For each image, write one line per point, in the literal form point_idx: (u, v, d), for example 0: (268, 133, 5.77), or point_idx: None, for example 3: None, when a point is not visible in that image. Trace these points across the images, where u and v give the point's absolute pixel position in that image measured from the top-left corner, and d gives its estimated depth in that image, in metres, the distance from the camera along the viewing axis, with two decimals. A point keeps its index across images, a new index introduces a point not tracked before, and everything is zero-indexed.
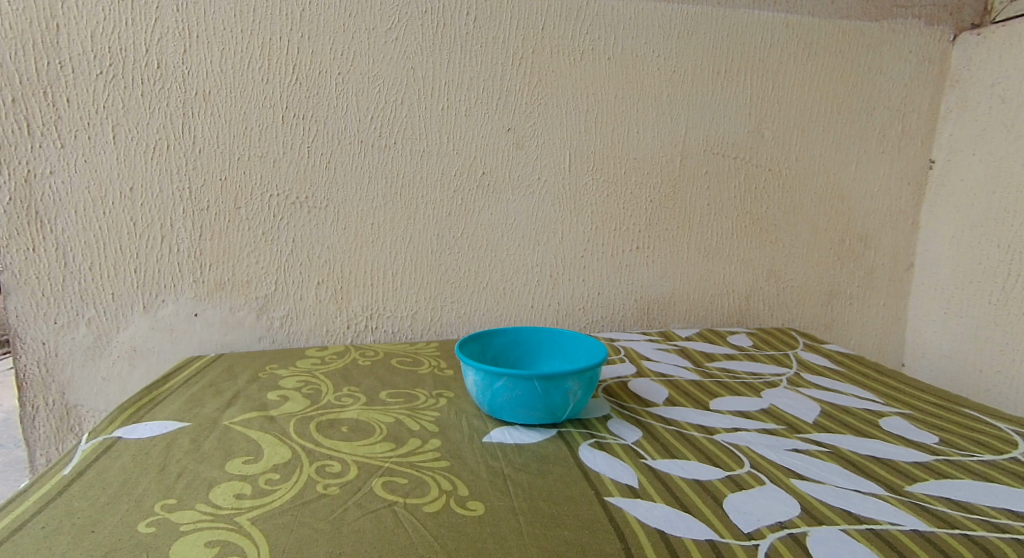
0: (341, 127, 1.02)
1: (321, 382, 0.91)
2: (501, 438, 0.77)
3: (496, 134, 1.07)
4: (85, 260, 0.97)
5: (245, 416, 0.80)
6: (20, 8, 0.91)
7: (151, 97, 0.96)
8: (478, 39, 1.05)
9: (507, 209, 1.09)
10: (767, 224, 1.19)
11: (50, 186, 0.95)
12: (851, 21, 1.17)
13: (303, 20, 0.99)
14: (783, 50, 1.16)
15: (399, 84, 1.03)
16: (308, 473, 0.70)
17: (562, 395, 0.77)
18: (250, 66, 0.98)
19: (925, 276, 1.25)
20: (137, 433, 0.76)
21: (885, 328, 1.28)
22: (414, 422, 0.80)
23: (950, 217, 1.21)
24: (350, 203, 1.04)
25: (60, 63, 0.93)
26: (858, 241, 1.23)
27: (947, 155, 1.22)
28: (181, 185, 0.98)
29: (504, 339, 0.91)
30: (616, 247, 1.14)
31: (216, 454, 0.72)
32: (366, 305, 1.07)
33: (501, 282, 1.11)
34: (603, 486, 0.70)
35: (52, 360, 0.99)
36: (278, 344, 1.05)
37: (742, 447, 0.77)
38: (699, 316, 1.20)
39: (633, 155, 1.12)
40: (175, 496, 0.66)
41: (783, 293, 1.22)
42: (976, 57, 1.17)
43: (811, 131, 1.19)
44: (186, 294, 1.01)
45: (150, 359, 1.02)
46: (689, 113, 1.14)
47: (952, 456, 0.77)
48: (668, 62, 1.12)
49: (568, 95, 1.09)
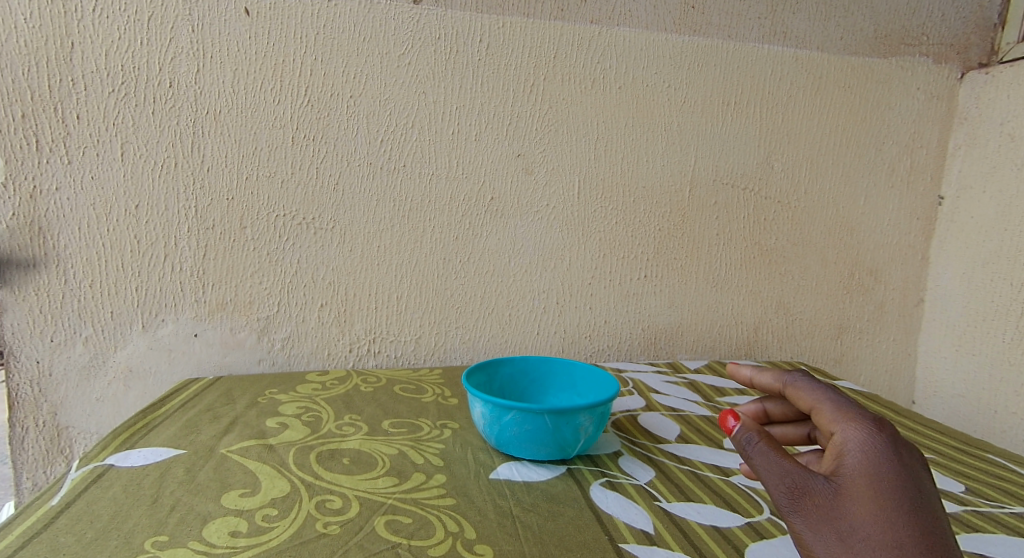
0: (350, 149, 1.00)
1: (322, 408, 0.88)
2: (508, 475, 0.74)
3: (505, 160, 1.05)
4: (86, 277, 0.95)
5: (243, 444, 0.77)
6: (36, 25, 0.90)
7: (162, 116, 0.94)
8: (489, 65, 1.03)
9: (515, 234, 1.07)
10: (776, 255, 1.17)
11: (56, 202, 0.93)
12: (860, 56, 1.16)
13: (317, 42, 0.97)
14: (794, 83, 1.14)
15: (411, 108, 1.01)
16: (308, 509, 0.67)
17: (573, 431, 0.74)
18: (263, 87, 0.97)
19: (936, 312, 1.23)
20: (130, 461, 0.73)
21: (896, 364, 1.25)
22: (418, 455, 0.77)
23: (961, 253, 1.18)
24: (357, 224, 1.01)
25: (73, 79, 0.91)
26: (869, 274, 1.21)
27: (956, 191, 1.20)
28: (188, 204, 0.96)
29: (511, 369, 0.88)
30: (624, 275, 1.12)
31: (212, 486, 0.69)
32: (369, 328, 1.04)
33: (507, 308, 1.08)
34: (618, 531, 0.66)
35: (45, 379, 0.96)
36: (278, 367, 1.02)
37: (760, 491, 0.74)
38: (707, 347, 1.17)
39: (643, 184, 1.10)
40: (167, 532, 0.63)
41: (793, 326, 1.20)
42: (984, 95, 1.16)
43: (822, 164, 1.17)
44: (187, 314, 0.99)
45: (146, 380, 0.99)
46: (699, 143, 1.12)
47: (981, 507, 0.74)
48: (679, 92, 1.10)
49: (579, 122, 1.07)
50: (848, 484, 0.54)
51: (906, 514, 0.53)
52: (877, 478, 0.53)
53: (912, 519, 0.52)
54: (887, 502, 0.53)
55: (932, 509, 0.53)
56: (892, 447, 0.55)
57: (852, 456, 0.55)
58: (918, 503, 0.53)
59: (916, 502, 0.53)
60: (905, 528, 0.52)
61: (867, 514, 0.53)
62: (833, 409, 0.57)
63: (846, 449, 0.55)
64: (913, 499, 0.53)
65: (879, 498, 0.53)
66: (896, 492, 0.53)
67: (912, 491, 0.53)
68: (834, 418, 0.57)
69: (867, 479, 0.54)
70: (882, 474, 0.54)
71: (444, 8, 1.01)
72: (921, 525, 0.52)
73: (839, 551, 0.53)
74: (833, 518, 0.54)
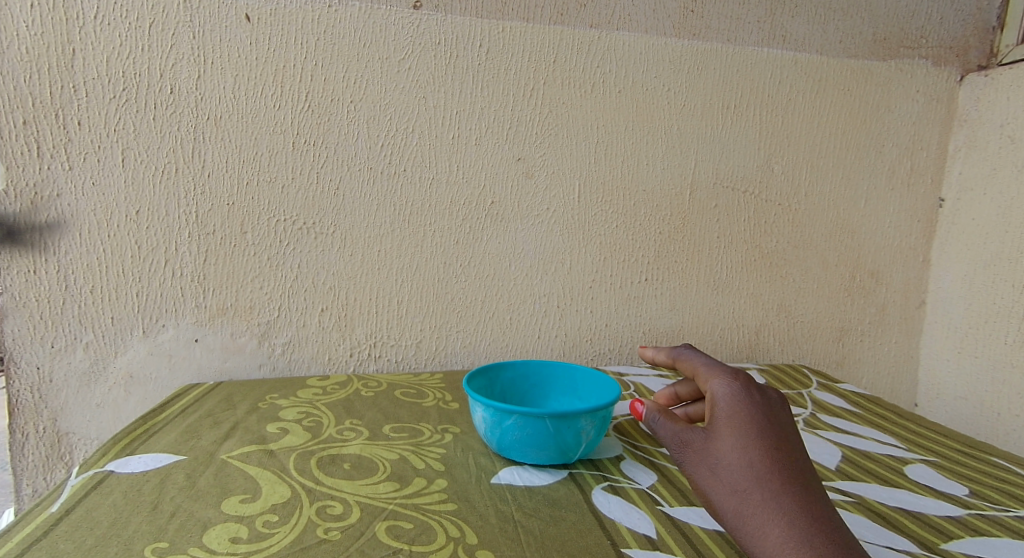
0: (351, 154, 1.00)
1: (323, 413, 0.88)
2: (510, 479, 0.74)
3: (505, 164, 1.05)
4: (87, 282, 0.95)
5: (243, 449, 0.77)
6: (38, 33, 0.90)
7: (163, 122, 0.94)
8: (489, 70, 1.03)
9: (515, 238, 1.07)
10: (776, 258, 1.17)
11: (57, 209, 0.93)
12: (859, 59, 1.16)
13: (317, 48, 0.97)
14: (793, 86, 1.14)
15: (411, 112, 1.01)
16: (308, 515, 0.67)
17: (574, 435, 0.74)
18: (263, 93, 0.97)
19: (938, 315, 1.22)
20: (131, 466, 0.73)
21: (898, 366, 1.25)
22: (419, 460, 0.77)
23: (963, 255, 1.18)
24: (357, 229, 1.01)
25: (74, 86, 0.91)
26: (870, 276, 1.21)
27: (957, 193, 1.19)
28: (189, 209, 0.96)
29: (512, 373, 0.88)
30: (625, 279, 1.11)
31: (212, 492, 0.69)
32: (369, 333, 1.04)
33: (507, 312, 1.08)
34: (620, 536, 0.66)
35: (46, 385, 0.95)
36: (278, 372, 1.02)
37: None
38: (708, 349, 1.16)
39: (643, 187, 1.10)
40: (167, 538, 0.63)
41: (795, 328, 1.19)
42: (984, 97, 1.16)
43: (822, 166, 1.17)
44: (187, 319, 0.98)
45: (146, 386, 0.98)
46: (700, 146, 1.12)
47: (986, 510, 0.73)
48: (679, 96, 1.10)
49: (579, 126, 1.07)
50: (717, 425, 0.65)
51: (761, 442, 0.63)
52: (737, 415, 0.64)
53: (766, 446, 0.63)
54: (744, 427, 0.64)
55: (786, 438, 0.64)
56: (749, 393, 0.66)
57: (720, 403, 0.66)
58: (772, 430, 0.64)
59: (770, 430, 0.64)
60: (759, 448, 0.63)
61: (730, 444, 0.63)
62: (707, 371, 0.71)
63: (716, 399, 0.66)
64: (768, 427, 0.64)
65: (737, 429, 0.64)
66: (753, 425, 0.64)
67: (766, 424, 0.64)
68: (706, 377, 0.69)
69: (729, 411, 0.65)
70: (738, 406, 0.65)
71: (443, 13, 1.01)
72: (772, 447, 0.63)
73: (711, 480, 0.63)
74: (707, 453, 0.64)
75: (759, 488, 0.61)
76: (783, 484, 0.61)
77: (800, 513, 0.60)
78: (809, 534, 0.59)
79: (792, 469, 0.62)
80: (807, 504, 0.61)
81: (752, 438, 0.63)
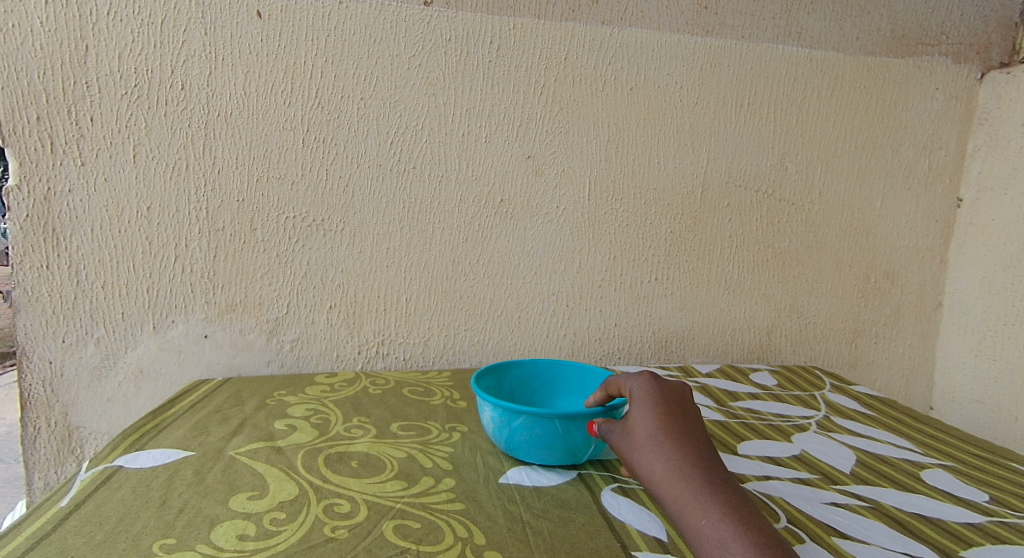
0: (361, 151, 1.00)
1: (331, 411, 0.87)
2: (518, 479, 0.73)
3: (515, 161, 1.04)
4: (98, 278, 0.95)
5: (251, 446, 0.77)
6: (51, 30, 0.90)
7: (174, 118, 0.94)
8: (499, 67, 1.02)
9: (525, 235, 1.06)
10: (790, 258, 1.16)
11: (69, 204, 0.93)
12: (876, 57, 1.15)
13: (328, 45, 0.97)
14: (808, 83, 1.13)
15: (421, 109, 1.01)
16: (316, 513, 0.66)
17: (584, 436, 0.74)
18: (274, 89, 0.96)
19: (955, 316, 1.21)
20: (139, 462, 0.73)
21: (913, 369, 1.24)
22: (427, 458, 0.76)
23: (981, 257, 1.17)
24: (366, 226, 1.01)
25: (87, 82, 0.91)
26: (885, 277, 1.20)
27: (976, 193, 1.18)
28: (199, 206, 0.96)
29: (520, 372, 0.88)
30: (635, 278, 1.11)
31: (220, 488, 0.69)
32: (378, 330, 1.04)
33: (516, 310, 1.07)
34: (631, 539, 0.65)
35: (57, 380, 0.96)
36: (287, 368, 1.02)
37: (777, 499, 0.73)
38: (718, 350, 1.16)
39: (654, 185, 1.09)
40: (175, 535, 0.63)
41: (806, 329, 1.18)
42: (1005, 95, 1.15)
43: (837, 166, 1.16)
44: (197, 315, 0.98)
45: (156, 382, 0.98)
46: (711, 144, 1.11)
47: (1006, 518, 0.72)
48: (691, 94, 1.09)
49: (589, 124, 1.06)
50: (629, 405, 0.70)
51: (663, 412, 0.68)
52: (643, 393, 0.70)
53: (667, 416, 0.68)
54: (647, 394, 0.70)
55: (684, 405, 0.70)
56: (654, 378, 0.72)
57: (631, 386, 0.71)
58: (672, 401, 0.70)
59: (669, 397, 0.70)
60: (657, 410, 0.68)
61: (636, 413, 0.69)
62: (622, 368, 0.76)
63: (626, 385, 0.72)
64: (669, 398, 0.70)
65: (643, 403, 0.69)
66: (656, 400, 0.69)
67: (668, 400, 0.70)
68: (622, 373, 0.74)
69: (638, 388, 0.71)
70: (644, 380, 0.71)
71: (455, 10, 1.00)
72: (670, 409, 0.69)
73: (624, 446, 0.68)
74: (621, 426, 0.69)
75: (652, 438, 0.67)
76: (674, 436, 0.67)
77: (687, 458, 0.65)
78: (693, 472, 0.64)
79: (686, 427, 0.68)
80: (694, 451, 0.66)
81: (651, 403, 0.69)
